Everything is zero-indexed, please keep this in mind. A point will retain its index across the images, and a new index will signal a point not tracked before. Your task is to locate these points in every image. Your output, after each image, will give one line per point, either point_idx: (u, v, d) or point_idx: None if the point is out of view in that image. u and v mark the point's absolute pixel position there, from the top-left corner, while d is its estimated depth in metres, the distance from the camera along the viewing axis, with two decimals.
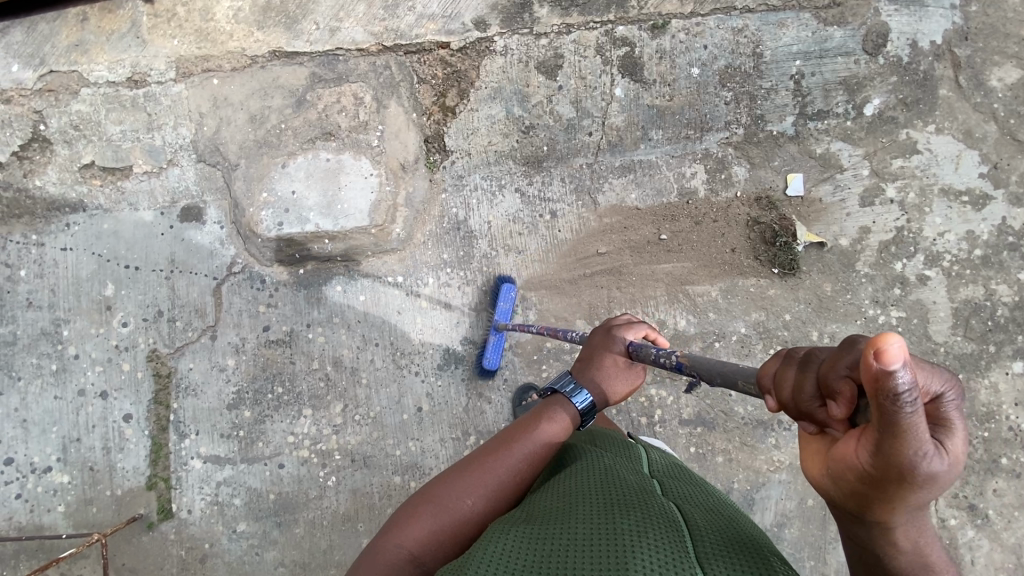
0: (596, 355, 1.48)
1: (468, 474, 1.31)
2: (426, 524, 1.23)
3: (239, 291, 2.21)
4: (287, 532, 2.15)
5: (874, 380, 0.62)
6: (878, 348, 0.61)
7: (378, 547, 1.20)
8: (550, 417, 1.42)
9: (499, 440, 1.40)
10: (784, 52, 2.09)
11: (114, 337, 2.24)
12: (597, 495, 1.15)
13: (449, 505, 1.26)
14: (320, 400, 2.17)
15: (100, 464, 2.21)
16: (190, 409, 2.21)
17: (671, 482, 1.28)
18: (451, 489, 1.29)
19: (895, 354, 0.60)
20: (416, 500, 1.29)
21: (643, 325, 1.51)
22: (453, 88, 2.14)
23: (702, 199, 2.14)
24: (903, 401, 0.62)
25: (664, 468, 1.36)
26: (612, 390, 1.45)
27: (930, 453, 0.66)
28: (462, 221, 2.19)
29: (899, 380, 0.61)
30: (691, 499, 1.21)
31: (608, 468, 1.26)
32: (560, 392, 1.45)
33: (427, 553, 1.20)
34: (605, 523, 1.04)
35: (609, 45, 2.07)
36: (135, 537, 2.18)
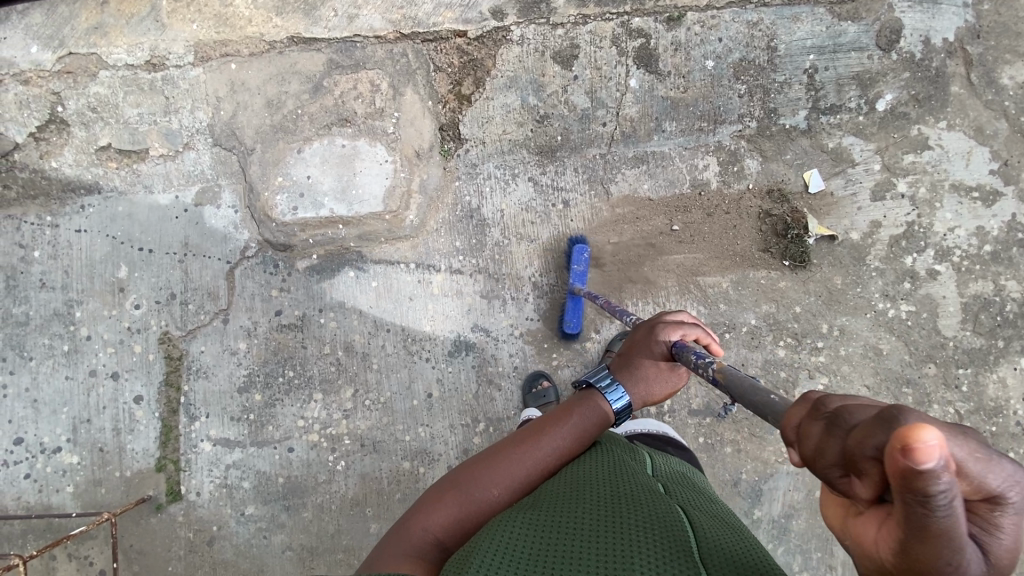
0: (639, 353, 1.43)
1: (496, 464, 1.30)
2: (451, 509, 1.23)
3: (251, 275, 2.22)
4: (295, 516, 2.16)
5: (900, 475, 0.55)
6: (906, 442, 0.54)
7: (404, 527, 1.21)
8: (580, 412, 1.38)
9: (530, 429, 1.37)
10: (798, 46, 2.10)
11: (127, 319, 2.25)
12: (604, 489, 1.17)
13: (476, 493, 1.25)
14: (331, 384, 2.18)
15: (109, 445, 2.22)
16: (201, 392, 2.22)
17: (677, 486, 1.29)
18: (478, 478, 1.27)
19: (927, 453, 0.52)
20: (443, 484, 1.29)
21: (695, 327, 1.39)
22: (469, 76, 2.16)
23: (714, 190, 2.16)
24: (938, 499, 0.55)
25: (671, 471, 1.37)
26: (650, 391, 1.43)
27: (956, 556, 0.59)
28: (475, 209, 2.21)
29: (934, 476, 0.53)
30: (696, 503, 1.22)
31: (617, 465, 1.28)
32: (595, 386, 1.42)
33: (451, 537, 1.21)
34: (611, 517, 1.07)
35: (625, 36, 2.09)
36: (143, 518, 2.19)
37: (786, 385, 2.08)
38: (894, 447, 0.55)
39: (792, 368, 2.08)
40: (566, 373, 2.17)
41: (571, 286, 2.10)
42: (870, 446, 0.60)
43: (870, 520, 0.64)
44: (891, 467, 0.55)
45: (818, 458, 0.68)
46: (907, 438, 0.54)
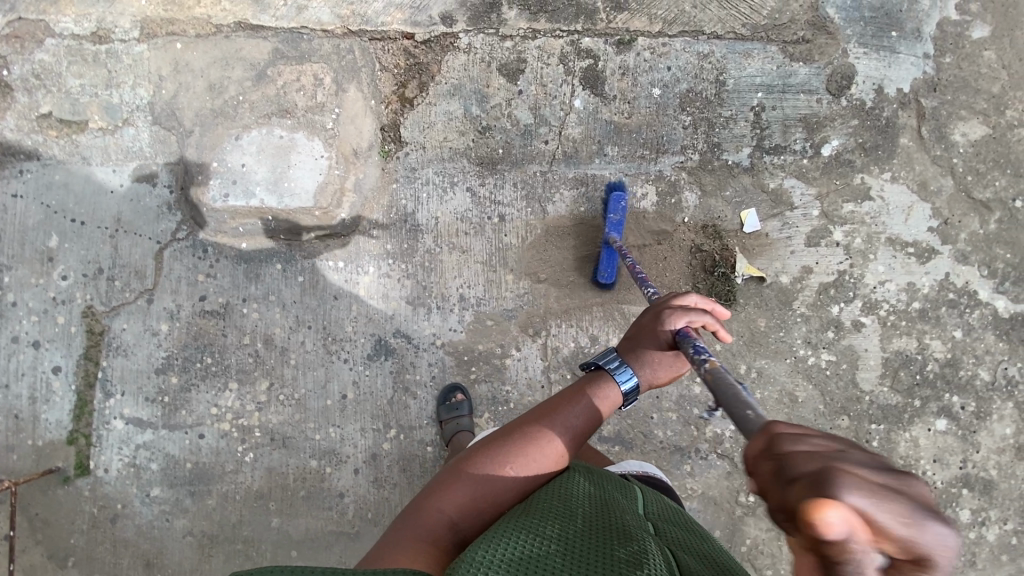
0: (645, 340, 1.38)
1: (508, 444, 1.32)
2: (469, 487, 1.26)
3: (180, 258, 2.22)
4: (199, 502, 2.17)
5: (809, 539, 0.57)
6: (813, 511, 0.56)
7: (420, 506, 1.23)
8: (600, 395, 1.40)
9: (540, 411, 1.39)
10: (747, 82, 2.09)
11: (53, 289, 2.24)
12: (597, 514, 1.20)
13: (490, 474, 1.28)
14: (247, 375, 2.18)
15: (25, 413, 2.21)
16: (119, 369, 2.22)
17: (669, 525, 1.32)
18: (493, 456, 1.30)
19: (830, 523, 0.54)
20: (459, 464, 1.31)
21: (705, 314, 1.29)
22: (414, 79, 2.15)
23: (647, 217, 2.13)
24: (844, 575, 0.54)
25: (664, 509, 1.40)
26: (654, 375, 1.39)
27: None
28: (409, 214, 2.19)
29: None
30: (686, 544, 1.24)
31: (611, 497, 1.31)
32: (605, 369, 1.42)
33: (465, 519, 1.22)
34: (599, 545, 1.10)
35: (574, 55, 2.09)
36: (50, 489, 2.18)
37: (698, 422, 2.08)
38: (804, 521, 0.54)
39: (705, 406, 2.09)
40: (484, 387, 2.16)
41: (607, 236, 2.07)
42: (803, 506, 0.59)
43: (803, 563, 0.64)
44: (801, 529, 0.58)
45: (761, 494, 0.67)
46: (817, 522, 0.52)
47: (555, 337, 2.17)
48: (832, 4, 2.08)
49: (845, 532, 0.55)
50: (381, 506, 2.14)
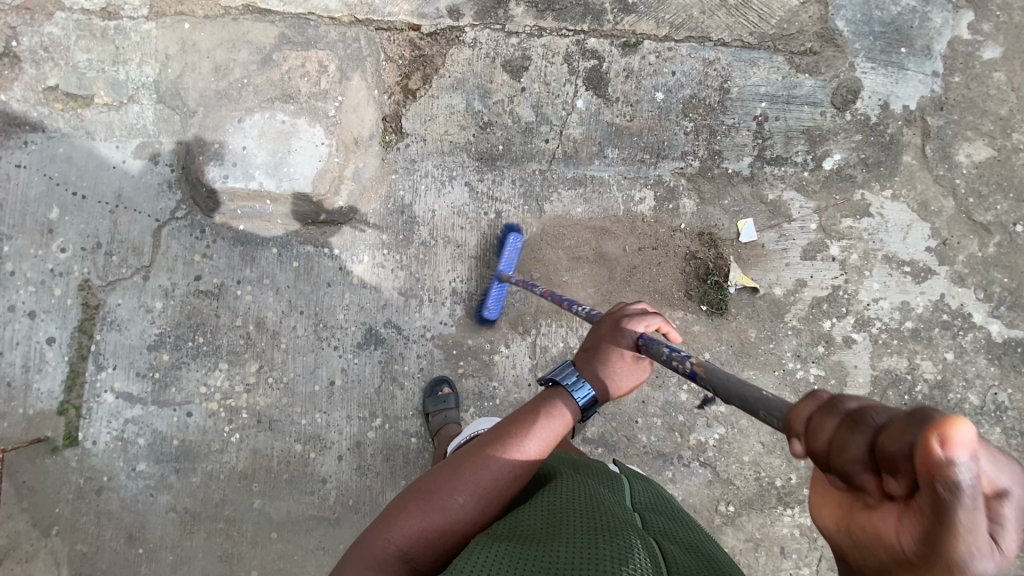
0: (603, 350, 1.43)
1: (460, 472, 1.30)
2: (418, 519, 1.24)
3: (177, 236, 2.24)
4: (184, 479, 2.19)
5: (926, 468, 0.52)
6: (940, 432, 0.52)
7: (369, 538, 1.22)
8: (550, 415, 1.38)
9: (498, 435, 1.36)
10: (751, 91, 2.09)
11: (52, 261, 2.26)
12: (582, 518, 1.19)
13: (440, 505, 1.26)
14: (237, 356, 2.20)
15: (17, 381, 2.23)
16: (112, 343, 2.24)
17: (652, 517, 1.33)
18: (444, 485, 1.29)
19: (964, 442, 0.50)
20: (410, 495, 1.29)
21: (657, 317, 1.42)
22: (418, 71, 2.17)
23: (643, 222, 2.13)
24: (966, 498, 0.52)
25: (646, 501, 1.42)
26: (617, 384, 1.42)
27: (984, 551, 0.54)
28: (406, 206, 2.20)
29: (964, 474, 0.50)
30: (670, 535, 1.26)
31: (594, 497, 1.30)
32: (561, 384, 1.41)
33: (416, 550, 1.22)
34: (587, 548, 1.08)
35: (579, 55, 2.10)
36: (38, 458, 2.21)
37: (682, 429, 2.09)
38: (925, 443, 0.53)
39: (690, 414, 2.09)
40: (470, 382, 2.17)
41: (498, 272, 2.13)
42: (905, 442, 0.56)
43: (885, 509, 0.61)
44: (921, 461, 0.53)
45: (834, 454, 0.64)
46: (941, 435, 0.51)
47: (544, 336, 2.18)
48: (842, 17, 2.09)
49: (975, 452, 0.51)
50: (363, 494, 2.15)
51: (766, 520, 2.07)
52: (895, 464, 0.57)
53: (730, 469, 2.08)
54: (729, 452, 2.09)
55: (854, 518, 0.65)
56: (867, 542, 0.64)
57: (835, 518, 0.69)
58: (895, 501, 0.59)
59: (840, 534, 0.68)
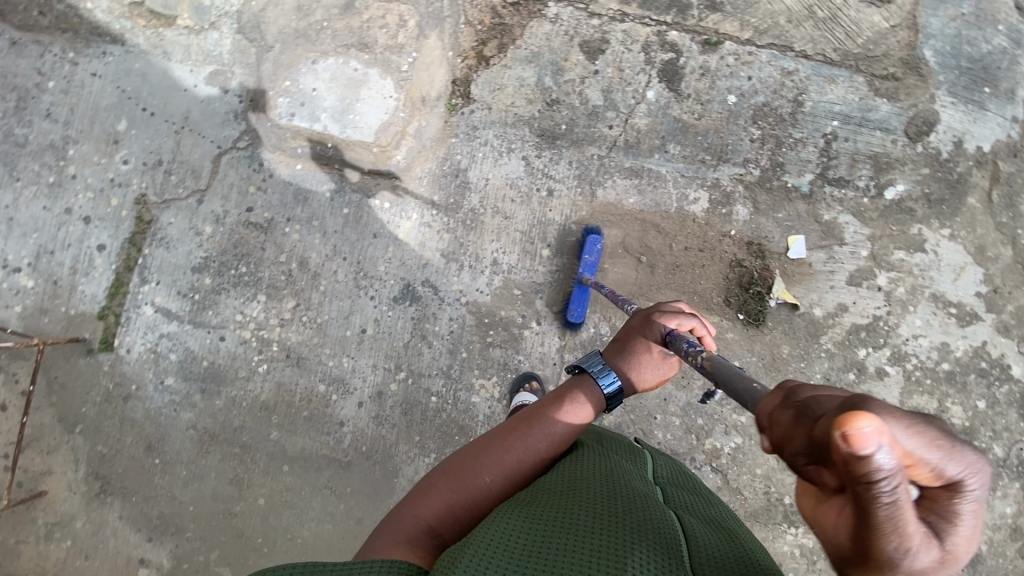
0: (631, 342, 1.48)
1: (486, 453, 1.37)
2: (445, 496, 1.29)
3: (236, 166, 2.29)
4: (207, 400, 2.26)
5: (844, 459, 0.59)
6: (849, 428, 0.57)
7: (397, 515, 1.25)
8: (574, 398, 1.45)
9: (520, 420, 1.43)
10: (825, 108, 2.07)
11: (113, 171, 2.33)
12: (603, 487, 1.23)
13: (467, 482, 1.31)
14: (277, 291, 2.26)
15: (64, 281, 2.32)
16: (159, 259, 2.31)
17: (673, 492, 1.37)
18: (471, 464, 1.34)
19: (868, 437, 0.56)
20: (435, 475, 1.35)
21: (693, 319, 1.41)
22: (495, 39, 2.18)
23: (694, 222, 2.12)
24: (881, 483, 0.58)
25: (667, 478, 1.45)
26: (641, 377, 1.47)
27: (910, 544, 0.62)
28: (462, 170, 2.22)
29: (873, 464, 0.57)
30: (690, 509, 1.29)
31: (615, 469, 1.34)
32: (588, 371, 1.49)
33: (443, 525, 1.24)
34: (606, 512, 1.12)
35: (658, 46, 2.10)
36: (73, 357, 2.29)
37: (699, 432, 2.10)
38: (838, 435, 0.58)
39: (710, 418, 2.10)
40: (497, 351, 2.21)
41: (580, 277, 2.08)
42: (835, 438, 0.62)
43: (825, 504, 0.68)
44: (836, 454, 0.59)
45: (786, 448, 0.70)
46: (847, 429, 0.57)
47: (576, 320, 2.20)
48: (930, 46, 2.07)
49: (883, 444, 0.57)
50: (376, 443, 2.20)
51: (767, 535, 2.08)
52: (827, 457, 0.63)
53: (740, 478, 2.09)
54: (742, 463, 2.10)
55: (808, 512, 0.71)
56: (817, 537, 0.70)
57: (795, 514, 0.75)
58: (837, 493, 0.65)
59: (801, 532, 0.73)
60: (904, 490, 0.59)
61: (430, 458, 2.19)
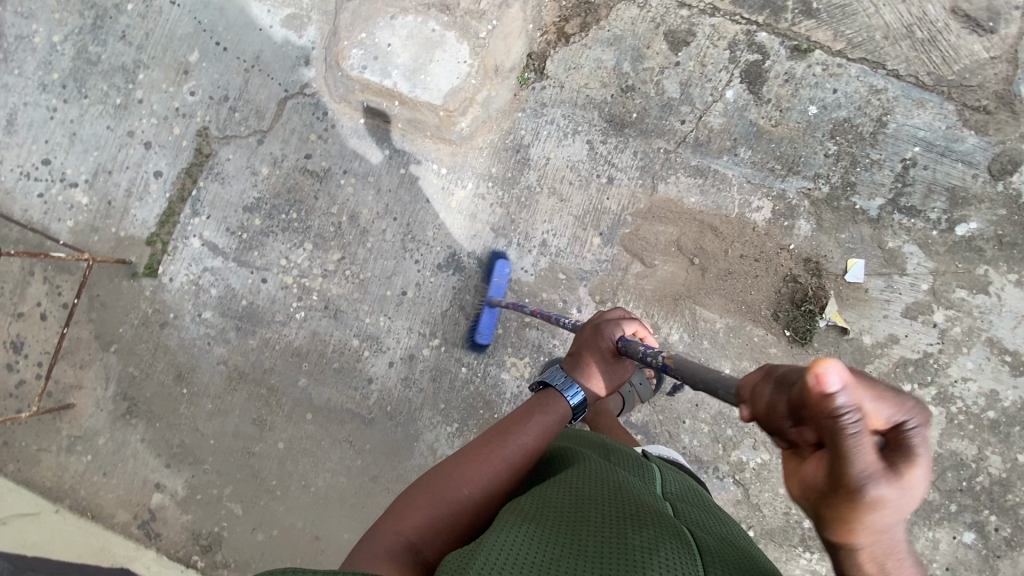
0: (585, 350, 1.43)
1: (459, 465, 1.26)
2: (423, 512, 1.17)
3: (300, 112, 2.29)
4: (242, 339, 2.28)
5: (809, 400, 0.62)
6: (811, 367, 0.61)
7: (372, 534, 1.13)
8: (545, 408, 1.39)
9: (491, 432, 1.33)
10: (908, 132, 2.03)
11: (178, 101, 2.34)
12: (611, 505, 1.08)
13: (445, 495, 1.20)
14: (324, 241, 2.27)
15: (118, 203, 2.34)
16: (212, 194, 2.32)
17: (685, 508, 1.23)
18: (445, 478, 1.23)
19: (826, 372, 0.60)
20: (409, 491, 1.23)
21: (637, 320, 1.44)
22: (579, 18, 2.15)
23: (753, 230, 2.08)
24: (845, 418, 0.61)
25: (677, 493, 1.31)
26: (598, 387, 1.42)
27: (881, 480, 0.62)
28: (524, 146, 2.19)
29: (834, 394, 0.60)
30: (704, 526, 1.15)
31: (622, 483, 1.19)
32: (552, 386, 1.42)
33: (424, 541, 1.13)
34: (616, 535, 0.97)
35: (744, 45, 2.07)
36: (117, 278, 2.32)
37: (726, 443, 2.07)
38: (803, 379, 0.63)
39: (739, 430, 2.07)
40: (533, 332, 2.20)
41: (487, 299, 2.17)
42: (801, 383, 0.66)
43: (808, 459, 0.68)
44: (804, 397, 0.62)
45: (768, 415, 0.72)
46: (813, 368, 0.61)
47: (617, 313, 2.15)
48: None
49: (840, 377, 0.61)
50: (401, 405, 2.21)
51: (779, 555, 2.05)
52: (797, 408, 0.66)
53: (761, 495, 2.05)
54: (765, 480, 2.06)
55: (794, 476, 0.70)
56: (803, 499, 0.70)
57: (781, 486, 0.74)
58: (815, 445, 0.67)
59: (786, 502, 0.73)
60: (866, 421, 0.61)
61: (452, 428, 2.20)
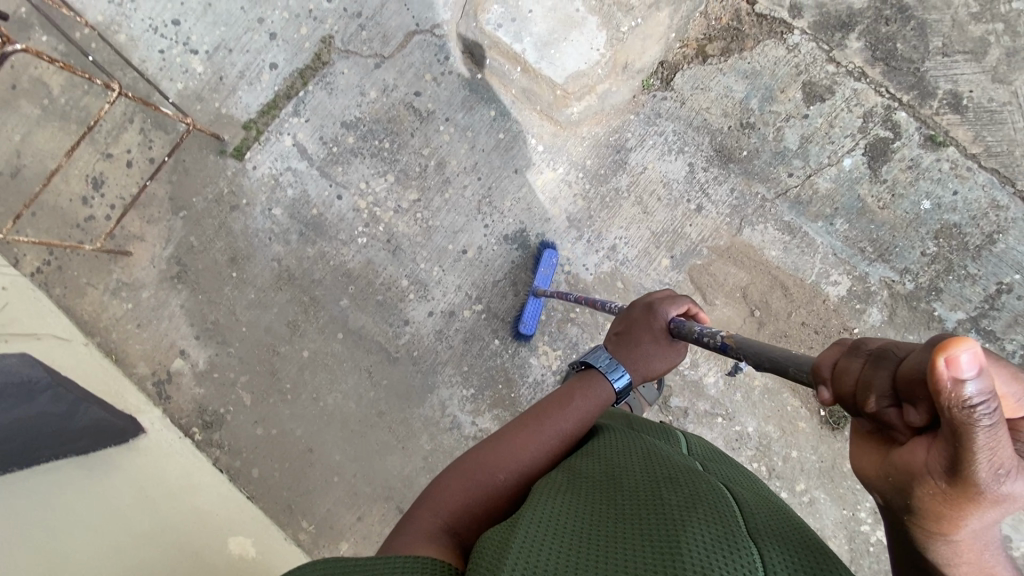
0: (637, 332, 1.48)
1: (492, 452, 1.30)
2: (460, 496, 1.21)
3: (424, 49, 2.32)
4: (301, 244, 2.34)
5: (937, 390, 0.57)
6: (943, 358, 0.56)
7: (414, 518, 1.18)
8: (585, 394, 1.42)
9: (528, 418, 1.37)
10: (1014, 257, 1.98)
11: (314, 3, 2.39)
12: (643, 471, 1.10)
13: (479, 477, 1.25)
14: (407, 177, 2.30)
15: (229, 81, 2.42)
16: (317, 100, 2.38)
17: (714, 466, 1.23)
18: (482, 461, 1.28)
19: (966, 363, 0.55)
20: (446, 477, 1.28)
21: (687, 300, 1.49)
22: (723, 41, 2.14)
23: (823, 302, 2.04)
24: (980, 409, 0.56)
25: (704, 453, 1.32)
26: (649, 367, 1.47)
27: (1005, 472, 0.60)
28: (625, 149, 2.18)
29: (972, 390, 0.55)
30: (737, 482, 1.16)
31: (652, 450, 1.21)
32: (595, 367, 1.46)
33: (461, 523, 1.16)
34: (649, 499, 0.99)
35: (879, 119, 2.05)
36: (206, 151, 2.40)
37: None
38: (930, 367, 0.57)
39: None
40: (573, 329, 2.22)
41: (533, 288, 2.14)
42: (920, 367, 0.62)
43: (914, 442, 0.65)
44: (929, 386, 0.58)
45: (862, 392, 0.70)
46: (943, 356, 0.56)
47: None
48: None
49: (979, 366, 0.55)
50: (428, 354, 2.26)
51: None
52: (915, 392, 0.62)
53: None
54: None
55: (895, 457, 0.68)
56: (902, 481, 0.67)
57: (871, 463, 0.72)
58: (924, 431, 0.64)
59: (878, 478, 0.71)
60: (999, 414, 0.57)
61: (468, 392, 2.24)
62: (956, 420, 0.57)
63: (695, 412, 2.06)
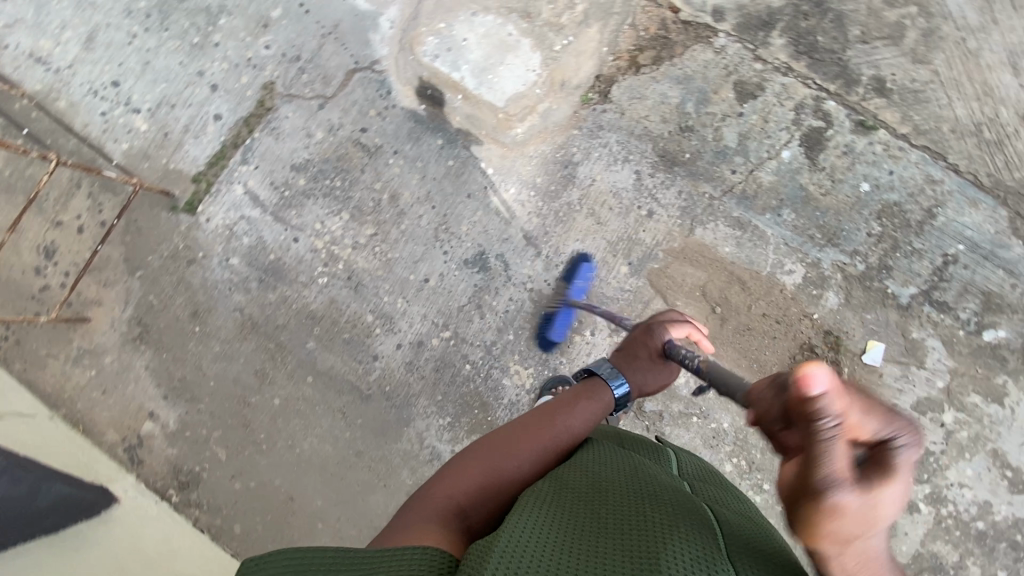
0: (636, 350, 1.58)
1: (507, 441, 1.31)
2: (474, 481, 1.21)
3: (365, 86, 2.34)
4: (262, 291, 2.32)
5: (800, 400, 0.81)
6: (802, 376, 0.81)
7: (428, 496, 1.17)
8: (591, 397, 1.47)
9: (542, 412, 1.40)
10: (955, 228, 2.04)
11: (252, 52, 2.41)
12: (630, 487, 1.09)
13: (495, 463, 1.26)
14: (361, 213, 2.31)
15: (174, 136, 2.41)
16: (264, 146, 2.38)
17: (702, 486, 1.23)
18: (499, 449, 1.29)
19: (815, 381, 0.79)
20: (462, 460, 1.28)
21: (686, 324, 1.59)
22: (653, 50, 2.21)
23: (780, 291, 2.07)
24: (826, 420, 0.78)
25: (695, 473, 1.32)
26: (644, 383, 1.56)
27: (843, 482, 0.77)
28: (572, 163, 2.22)
29: (821, 401, 0.79)
30: (723, 503, 1.16)
31: (639, 467, 1.21)
32: (600, 376, 1.53)
33: (473, 507, 1.16)
34: (635, 514, 0.98)
35: (811, 110, 2.11)
36: (157, 208, 2.38)
37: None
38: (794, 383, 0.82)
39: None
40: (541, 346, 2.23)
41: (569, 300, 2.13)
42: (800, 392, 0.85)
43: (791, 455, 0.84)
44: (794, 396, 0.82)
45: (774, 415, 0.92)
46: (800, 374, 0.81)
47: None
48: None
49: (828, 388, 0.79)
50: (400, 387, 2.24)
51: None
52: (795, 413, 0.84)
53: None
54: None
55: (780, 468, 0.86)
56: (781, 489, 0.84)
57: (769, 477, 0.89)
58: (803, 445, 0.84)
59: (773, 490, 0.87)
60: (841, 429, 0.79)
61: (445, 421, 2.22)
62: (810, 424, 0.79)
63: (670, 414, 2.07)
